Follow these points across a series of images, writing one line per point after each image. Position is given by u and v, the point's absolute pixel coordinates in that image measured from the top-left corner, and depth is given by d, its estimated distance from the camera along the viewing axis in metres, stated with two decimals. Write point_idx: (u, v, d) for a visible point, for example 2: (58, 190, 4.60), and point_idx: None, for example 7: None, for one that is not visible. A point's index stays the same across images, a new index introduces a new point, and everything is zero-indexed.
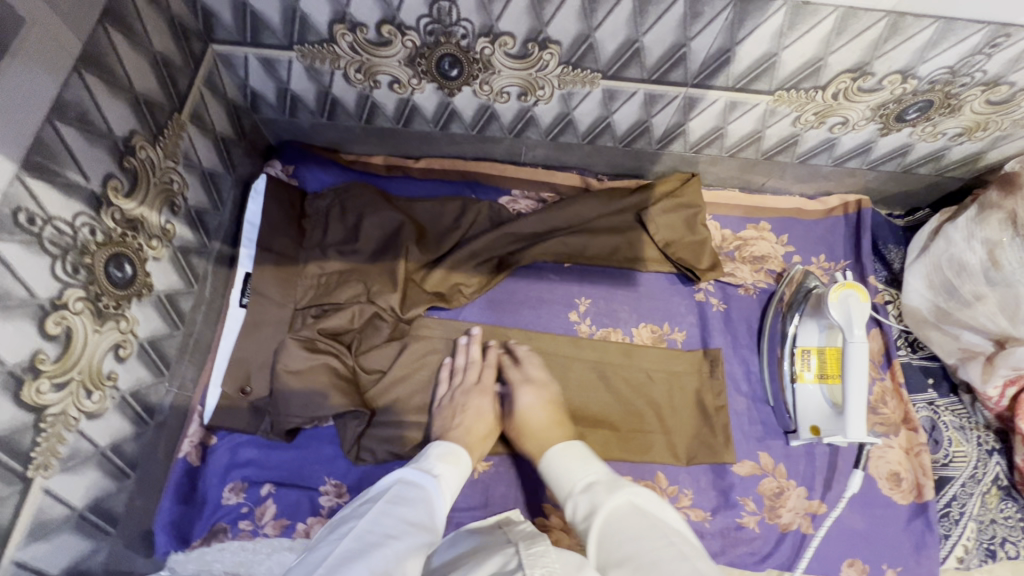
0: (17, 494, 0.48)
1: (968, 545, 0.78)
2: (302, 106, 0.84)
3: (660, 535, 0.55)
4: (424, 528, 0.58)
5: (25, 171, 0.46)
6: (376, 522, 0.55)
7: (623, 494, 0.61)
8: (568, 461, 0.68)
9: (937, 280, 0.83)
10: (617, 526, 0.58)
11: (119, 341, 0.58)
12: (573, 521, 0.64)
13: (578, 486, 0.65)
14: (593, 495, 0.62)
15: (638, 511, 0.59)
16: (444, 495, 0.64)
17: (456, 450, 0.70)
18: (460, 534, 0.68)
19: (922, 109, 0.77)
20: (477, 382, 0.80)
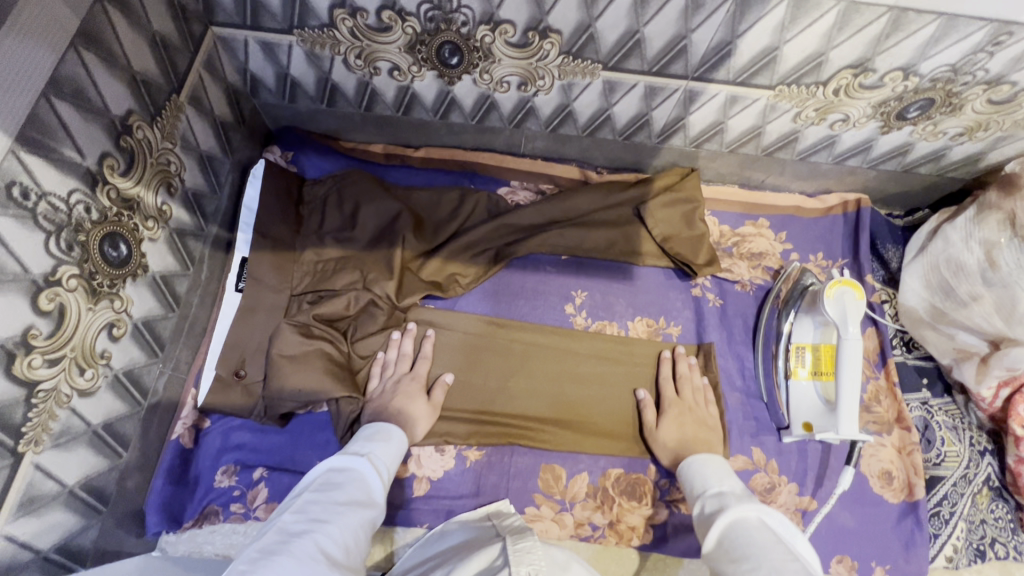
0: (7, 469, 0.48)
1: (958, 545, 0.78)
2: (302, 92, 0.84)
3: (782, 547, 0.51)
4: (360, 506, 0.57)
5: (20, 146, 0.46)
6: (302, 510, 0.53)
7: (754, 506, 0.57)
8: (708, 472, 0.68)
9: (934, 280, 0.83)
10: (736, 532, 0.55)
11: (113, 320, 0.59)
12: (697, 517, 0.63)
13: (712, 489, 0.64)
14: (726, 498, 0.61)
15: (763, 524, 0.55)
16: (378, 472, 0.63)
17: (385, 429, 0.70)
18: (451, 524, 0.71)
19: (923, 107, 0.77)
20: (409, 372, 0.78)
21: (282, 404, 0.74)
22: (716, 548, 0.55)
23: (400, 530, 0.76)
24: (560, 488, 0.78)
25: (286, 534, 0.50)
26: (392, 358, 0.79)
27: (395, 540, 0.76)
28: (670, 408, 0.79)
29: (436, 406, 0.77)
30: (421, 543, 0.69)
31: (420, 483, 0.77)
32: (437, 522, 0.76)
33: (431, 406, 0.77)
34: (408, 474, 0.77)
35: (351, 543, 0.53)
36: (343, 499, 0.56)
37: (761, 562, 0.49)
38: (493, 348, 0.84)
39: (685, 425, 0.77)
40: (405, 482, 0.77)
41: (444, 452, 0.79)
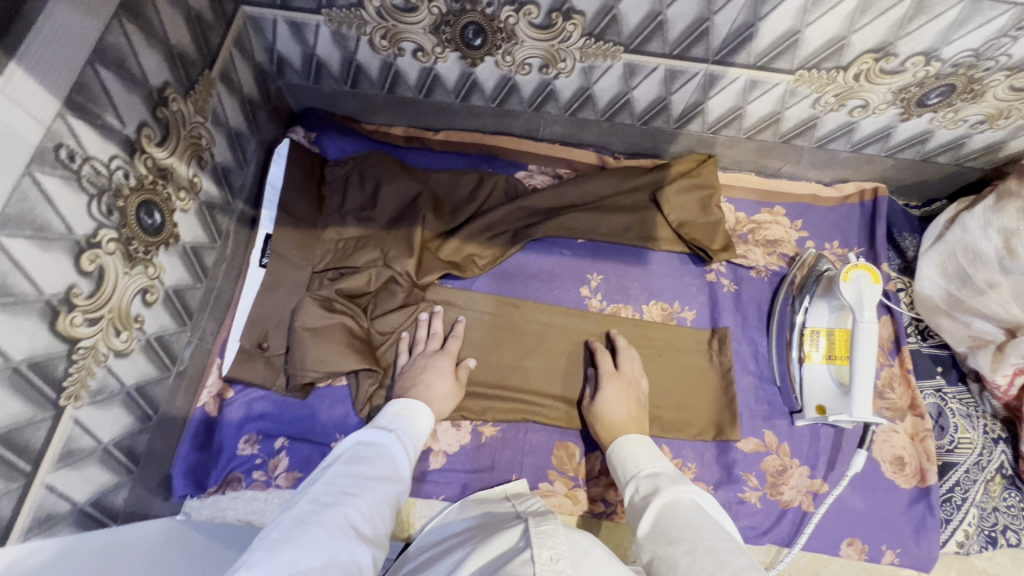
0: (50, 420, 0.50)
1: (970, 531, 0.78)
2: (326, 73, 0.86)
3: (718, 530, 0.52)
4: (386, 481, 0.58)
5: (68, 110, 0.47)
6: (333, 481, 0.55)
7: (686, 488, 0.58)
8: (638, 450, 0.67)
9: (951, 267, 0.83)
10: (672, 513, 0.55)
11: (146, 286, 0.61)
12: (628, 503, 0.62)
13: (643, 470, 0.63)
14: (657, 480, 0.60)
15: (696, 506, 0.56)
16: (405, 448, 0.64)
17: (414, 404, 0.71)
18: (468, 504, 0.71)
19: (944, 93, 0.77)
20: (440, 349, 0.80)
21: (301, 376, 0.76)
22: (650, 533, 0.55)
23: (417, 502, 0.77)
24: (573, 465, 0.79)
25: (318, 502, 0.51)
26: (422, 336, 0.81)
27: (412, 511, 0.77)
28: (606, 379, 0.77)
29: (462, 385, 0.78)
30: (438, 523, 0.69)
31: (436, 456, 0.79)
32: (453, 495, 0.77)
33: (457, 384, 0.77)
34: (424, 448, 0.79)
35: (376, 519, 0.54)
36: (371, 473, 0.58)
37: (697, 547, 0.49)
38: (519, 326, 0.86)
39: (630, 401, 0.75)
40: (421, 455, 0.78)
41: (460, 428, 0.80)
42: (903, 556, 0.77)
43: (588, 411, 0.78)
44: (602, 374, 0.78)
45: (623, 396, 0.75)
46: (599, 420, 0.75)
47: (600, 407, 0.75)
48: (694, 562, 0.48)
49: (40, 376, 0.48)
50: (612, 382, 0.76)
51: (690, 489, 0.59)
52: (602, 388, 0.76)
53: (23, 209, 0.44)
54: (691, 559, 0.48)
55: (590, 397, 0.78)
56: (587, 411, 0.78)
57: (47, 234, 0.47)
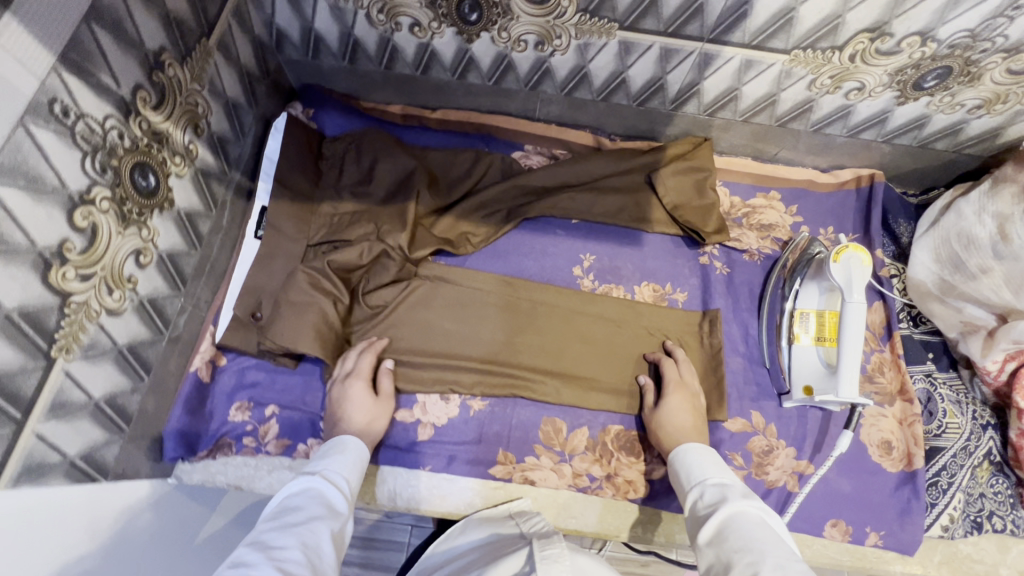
0: (41, 370, 0.51)
1: (954, 515, 0.78)
2: (325, 48, 0.86)
3: (785, 547, 0.51)
4: (318, 519, 0.56)
5: (63, 65, 0.48)
6: (258, 536, 0.52)
7: (756, 502, 0.58)
8: (704, 460, 0.67)
9: (944, 253, 0.83)
10: (737, 523, 0.55)
11: (140, 248, 0.62)
12: (691, 508, 0.63)
13: (710, 479, 0.64)
14: (725, 491, 0.60)
15: (763, 522, 0.55)
16: (337, 486, 0.62)
17: (340, 442, 0.70)
18: (471, 522, 0.73)
19: (940, 76, 0.76)
20: (353, 370, 0.76)
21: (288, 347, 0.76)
22: (714, 541, 0.55)
23: (403, 473, 0.78)
24: (560, 440, 0.80)
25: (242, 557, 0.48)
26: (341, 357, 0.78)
27: (399, 481, 0.78)
28: (671, 389, 0.77)
29: (389, 396, 0.77)
30: (444, 540, 0.72)
31: (425, 428, 0.79)
32: (439, 466, 0.79)
33: (382, 399, 0.76)
34: (413, 418, 0.79)
35: (315, 555, 0.52)
36: (304, 516, 0.55)
37: (763, 560, 0.50)
38: (474, 314, 0.85)
39: (691, 410, 0.76)
40: (410, 427, 0.79)
41: (449, 401, 0.81)
42: (887, 539, 0.77)
43: (647, 416, 0.78)
44: (667, 384, 0.78)
45: (687, 407, 0.75)
46: (661, 428, 0.75)
47: (663, 416, 0.75)
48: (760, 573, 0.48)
49: (32, 326, 0.49)
50: (677, 393, 0.77)
51: (758, 504, 0.58)
52: (667, 397, 0.77)
53: (17, 158, 0.45)
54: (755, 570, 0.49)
55: (651, 404, 0.78)
56: (648, 417, 0.78)
57: (40, 186, 0.48)
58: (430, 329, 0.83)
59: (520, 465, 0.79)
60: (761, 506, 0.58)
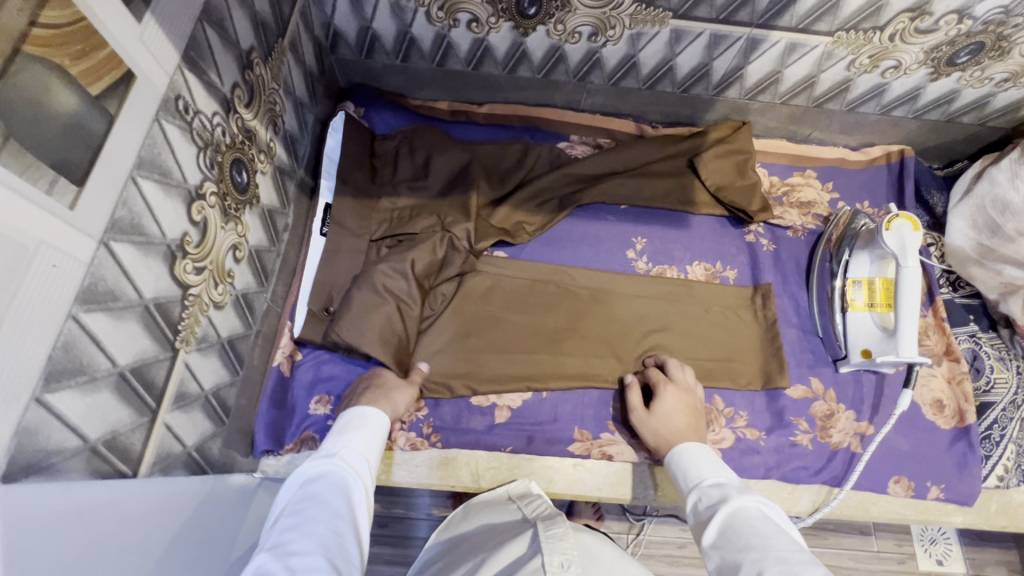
0: (168, 361, 0.52)
1: (1008, 465, 0.82)
2: (379, 47, 0.89)
3: (786, 540, 0.51)
4: (339, 515, 0.52)
5: (185, 63, 0.50)
6: (280, 536, 0.48)
7: (754, 498, 0.58)
8: (700, 461, 0.67)
9: (980, 219, 0.88)
10: (738, 522, 0.55)
11: (236, 243, 0.63)
12: (694, 511, 0.62)
13: (706, 480, 0.63)
14: (723, 490, 0.60)
15: (765, 516, 0.55)
16: (356, 473, 0.60)
17: (359, 415, 0.68)
18: (472, 507, 0.75)
19: (973, 52, 0.81)
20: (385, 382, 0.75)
21: (369, 346, 0.75)
22: (718, 545, 0.54)
23: (483, 455, 0.81)
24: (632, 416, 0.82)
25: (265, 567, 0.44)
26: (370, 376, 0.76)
27: (480, 464, 0.81)
28: (664, 386, 0.77)
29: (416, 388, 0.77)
30: (449, 527, 0.75)
31: (501, 411, 0.82)
32: (517, 446, 0.81)
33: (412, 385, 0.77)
34: (490, 402, 0.81)
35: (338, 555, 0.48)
36: (324, 506, 0.52)
37: (764, 555, 0.49)
38: (530, 304, 0.87)
39: (687, 406, 0.76)
40: (486, 411, 0.81)
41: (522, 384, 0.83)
42: (948, 492, 0.81)
43: (642, 420, 0.77)
44: (658, 383, 0.78)
45: (682, 405, 0.76)
46: (659, 433, 0.74)
47: (659, 414, 0.75)
48: (761, 569, 0.48)
49: (161, 317, 0.50)
50: (670, 390, 0.76)
51: (759, 499, 0.58)
52: (660, 395, 0.76)
53: (153, 153, 0.47)
54: (758, 567, 0.49)
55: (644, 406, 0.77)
56: (642, 423, 0.76)
57: (169, 179, 0.49)
58: (493, 323, 0.84)
59: (596, 442, 0.81)
60: (762, 501, 0.58)
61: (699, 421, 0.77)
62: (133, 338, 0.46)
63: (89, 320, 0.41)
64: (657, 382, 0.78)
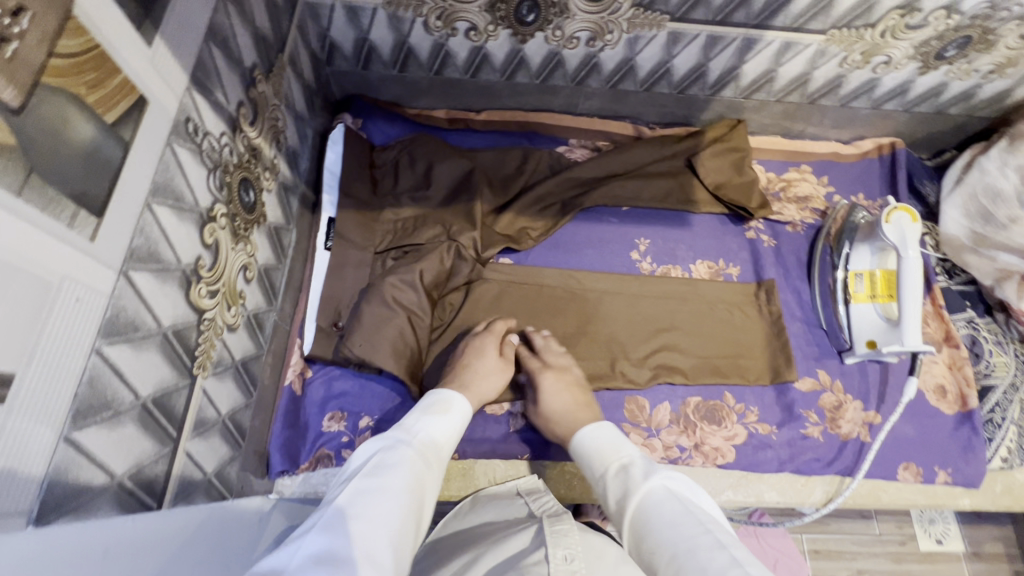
0: (187, 389, 0.51)
1: (1011, 446, 0.85)
2: (376, 58, 0.88)
3: (687, 514, 0.51)
4: (411, 489, 0.52)
5: (193, 85, 0.49)
6: (358, 491, 0.48)
7: (657, 476, 0.56)
8: (603, 447, 0.65)
9: (973, 208, 0.90)
10: (647, 512, 0.53)
11: (246, 263, 0.62)
12: (605, 501, 0.60)
13: (609, 467, 0.62)
14: (627, 477, 0.58)
15: (668, 493, 0.54)
16: (432, 451, 0.59)
17: (442, 400, 0.67)
18: (481, 500, 0.72)
19: (960, 46, 0.83)
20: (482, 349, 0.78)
21: (383, 360, 0.75)
22: (633, 538, 0.53)
23: (500, 463, 0.80)
24: (645, 416, 0.83)
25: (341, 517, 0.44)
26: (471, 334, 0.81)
27: (497, 473, 0.80)
28: (541, 373, 0.76)
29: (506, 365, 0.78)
30: (452, 519, 0.70)
31: (516, 418, 0.82)
32: (534, 453, 0.81)
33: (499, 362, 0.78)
34: (504, 410, 0.81)
35: (403, 530, 0.47)
36: (394, 488, 0.50)
37: (676, 540, 0.48)
38: (538, 309, 0.86)
39: (573, 386, 0.75)
40: (501, 418, 0.82)
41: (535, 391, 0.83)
42: (955, 475, 0.83)
43: (535, 412, 0.77)
44: (534, 371, 0.77)
45: (562, 386, 0.75)
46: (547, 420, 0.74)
47: (544, 405, 0.74)
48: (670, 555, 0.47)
49: (179, 344, 0.49)
50: (547, 375, 0.76)
51: (660, 474, 0.57)
52: (540, 385, 0.75)
53: (167, 178, 0.46)
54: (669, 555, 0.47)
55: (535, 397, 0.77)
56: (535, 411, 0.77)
57: (182, 204, 0.48)
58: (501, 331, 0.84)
59: None
60: (662, 475, 0.57)
61: (587, 395, 0.76)
62: (154, 367, 0.46)
63: (112, 353, 0.40)
64: (534, 369, 0.78)
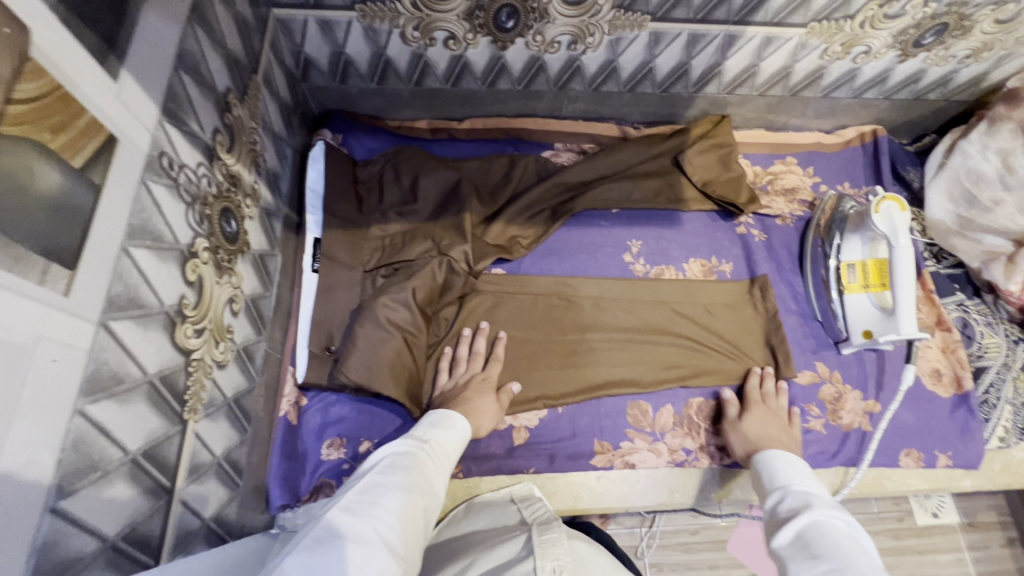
0: (179, 436, 0.49)
1: (1007, 426, 0.86)
2: (353, 71, 0.86)
3: (860, 554, 0.46)
4: (419, 493, 0.52)
5: (165, 116, 0.47)
6: (366, 489, 0.49)
7: (843, 516, 0.51)
8: (796, 474, 0.62)
9: (957, 191, 0.91)
10: (817, 528, 0.50)
11: (232, 295, 0.60)
12: (770, 511, 0.58)
13: (794, 486, 0.59)
14: (811, 498, 0.55)
15: (853, 534, 0.48)
16: (439, 459, 0.59)
17: (449, 415, 0.67)
18: (473, 506, 0.74)
19: (938, 33, 0.84)
20: (482, 375, 0.77)
21: (380, 384, 0.73)
22: (789, 548, 0.50)
23: (505, 478, 0.79)
24: (649, 421, 0.82)
25: (349, 513, 0.45)
26: (465, 356, 0.79)
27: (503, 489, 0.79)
28: (755, 405, 0.79)
29: (504, 410, 0.76)
30: (447, 525, 0.72)
31: (519, 432, 0.80)
32: (540, 466, 0.80)
33: (497, 405, 0.75)
34: (506, 424, 0.80)
35: (407, 534, 0.47)
36: (407, 484, 0.51)
37: (845, 566, 0.44)
38: (535, 319, 0.85)
39: (772, 422, 0.76)
40: (503, 433, 0.80)
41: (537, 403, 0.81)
42: (956, 458, 0.84)
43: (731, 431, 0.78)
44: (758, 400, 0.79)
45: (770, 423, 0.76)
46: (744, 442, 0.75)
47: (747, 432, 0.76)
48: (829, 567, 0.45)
49: (167, 391, 0.47)
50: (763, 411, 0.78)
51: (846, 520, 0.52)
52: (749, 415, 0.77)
53: (143, 219, 0.43)
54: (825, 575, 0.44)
55: (731, 415, 0.79)
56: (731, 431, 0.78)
57: (160, 243, 0.46)
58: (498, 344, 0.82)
59: (616, 452, 0.81)
60: (850, 523, 0.51)
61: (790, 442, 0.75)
62: (142, 419, 0.43)
63: (96, 411, 0.38)
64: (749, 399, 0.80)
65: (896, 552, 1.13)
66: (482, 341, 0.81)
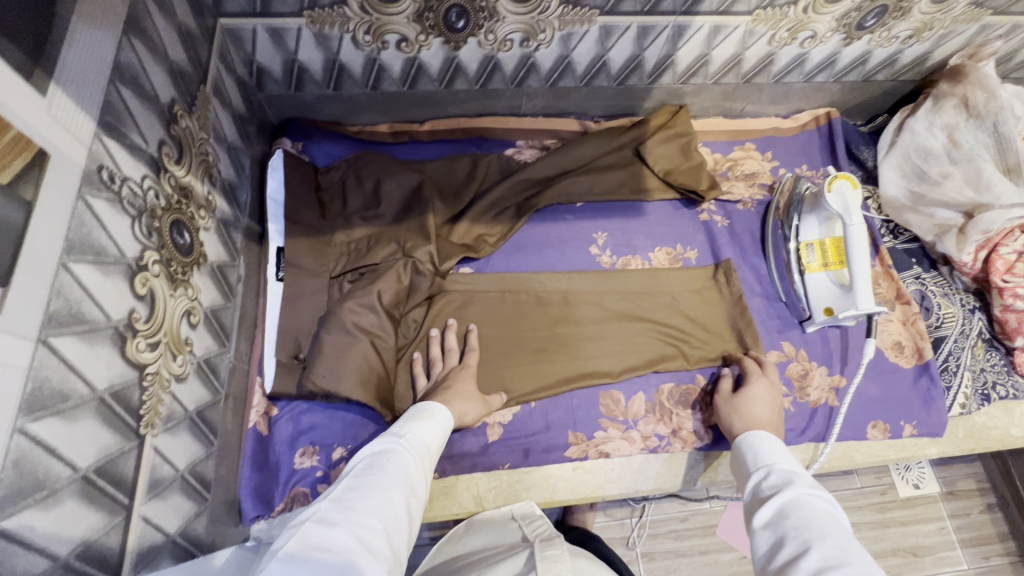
0: (136, 450, 0.48)
1: (968, 393, 0.88)
2: (309, 78, 0.85)
3: (840, 527, 0.50)
4: (399, 488, 0.52)
5: (102, 130, 0.47)
6: (341, 497, 0.49)
7: (822, 493, 0.55)
8: (775, 449, 0.65)
9: (908, 168, 0.95)
10: (800, 505, 0.53)
11: (189, 307, 0.59)
12: (754, 488, 0.61)
13: (777, 463, 0.62)
14: (793, 477, 0.58)
15: (830, 511, 0.52)
16: (420, 454, 0.59)
17: (427, 407, 0.67)
18: (473, 525, 0.82)
19: (878, 15, 0.87)
20: (460, 366, 0.77)
21: (348, 389, 0.72)
22: (771, 523, 0.54)
23: (483, 475, 0.80)
24: (621, 410, 0.83)
25: (325, 522, 0.45)
26: (437, 354, 0.79)
27: (481, 486, 0.80)
28: (755, 377, 0.79)
29: (485, 403, 0.76)
30: (449, 544, 0.82)
31: (493, 428, 0.80)
32: (516, 460, 0.81)
33: (481, 399, 0.75)
34: (481, 421, 0.80)
35: (391, 531, 0.48)
36: (385, 484, 0.51)
37: (822, 539, 0.48)
38: (506, 313, 0.85)
39: (767, 400, 0.77)
40: (477, 430, 0.80)
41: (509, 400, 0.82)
42: (920, 427, 0.86)
43: (726, 400, 0.78)
44: (753, 371, 0.80)
45: (768, 397, 0.77)
46: (740, 413, 0.75)
47: (749, 400, 0.76)
48: (810, 545, 0.48)
49: (118, 406, 0.46)
50: (761, 382, 0.78)
51: (826, 496, 0.55)
52: (751, 385, 0.78)
53: (83, 233, 0.43)
54: (808, 555, 0.47)
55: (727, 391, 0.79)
56: (724, 406, 0.78)
57: (104, 257, 0.45)
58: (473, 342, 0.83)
59: (591, 442, 0.82)
60: (829, 499, 0.55)
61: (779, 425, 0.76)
62: (92, 435, 0.43)
63: (39, 429, 0.38)
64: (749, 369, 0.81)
65: (879, 525, 1.15)
66: (452, 337, 0.81)
